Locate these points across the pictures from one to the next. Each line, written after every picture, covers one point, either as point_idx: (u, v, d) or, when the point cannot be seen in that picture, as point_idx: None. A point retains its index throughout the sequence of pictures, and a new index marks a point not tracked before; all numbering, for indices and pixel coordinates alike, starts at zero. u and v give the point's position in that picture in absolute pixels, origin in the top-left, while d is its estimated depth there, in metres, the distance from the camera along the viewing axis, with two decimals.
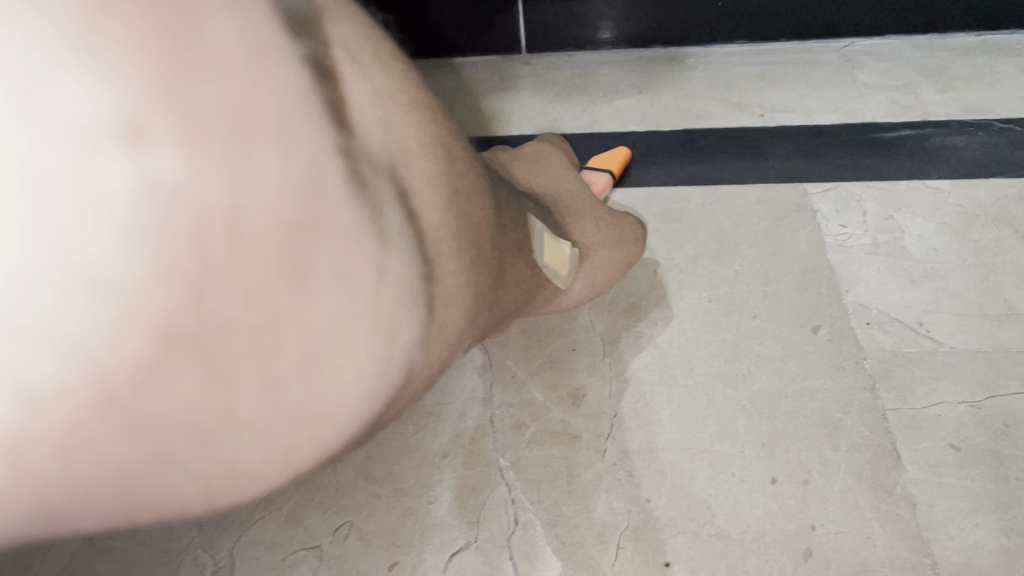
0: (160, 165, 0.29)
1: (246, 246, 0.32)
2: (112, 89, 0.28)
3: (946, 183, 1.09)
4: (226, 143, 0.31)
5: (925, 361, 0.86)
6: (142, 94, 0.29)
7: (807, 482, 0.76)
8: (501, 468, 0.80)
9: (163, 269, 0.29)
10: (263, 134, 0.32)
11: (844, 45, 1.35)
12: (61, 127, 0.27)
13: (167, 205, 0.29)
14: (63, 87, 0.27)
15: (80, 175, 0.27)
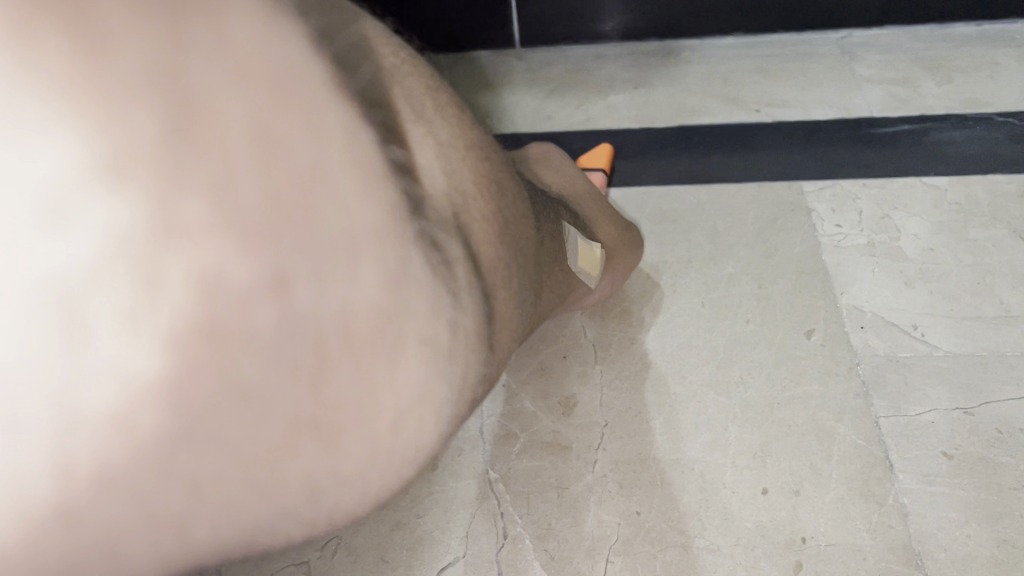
0: (268, 264, 0.29)
1: (350, 327, 0.32)
2: (220, 195, 0.28)
3: (944, 180, 1.08)
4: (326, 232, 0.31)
5: (920, 366, 0.85)
6: (247, 195, 0.29)
7: (798, 493, 0.76)
8: (491, 481, 0.80)
9: (273, 360, 0.29)
10: (358, 217, 0.32)
11: (842, 37, 1.33)
12: (179, 237, 0.27)
13: (274, 301, 0.29)
14: (182, 199, 0.27)
15: (198, 283, 0.27)
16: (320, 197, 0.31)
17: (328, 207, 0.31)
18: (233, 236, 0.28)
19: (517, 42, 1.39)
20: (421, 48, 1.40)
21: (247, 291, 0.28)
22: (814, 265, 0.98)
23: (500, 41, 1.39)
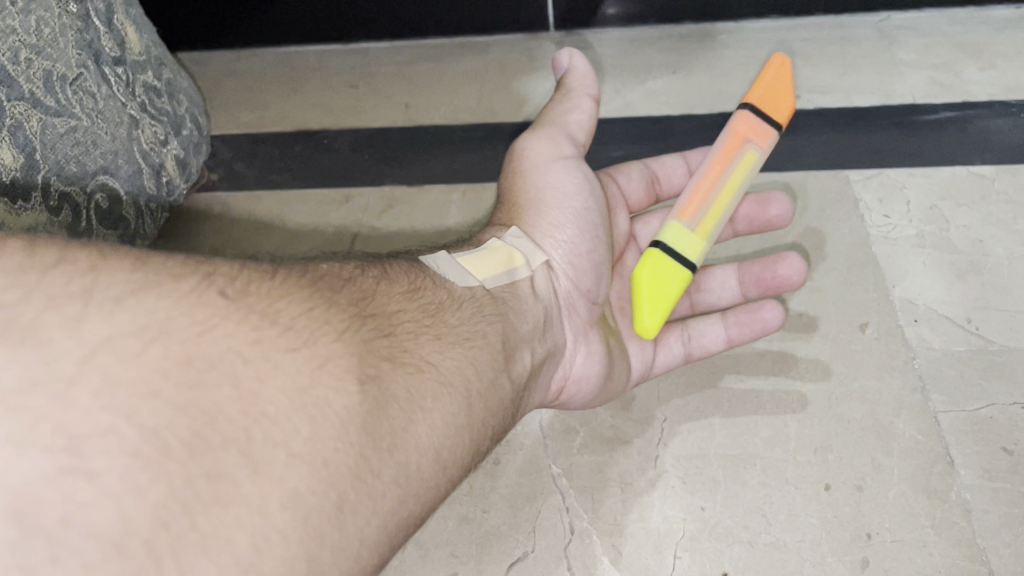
0: (120, 423, 0.34)
1: (215, 435, 0.36)
2: (75, 396, 0.33)
3: (990, 169, 1.07)
4: (180, 376, 0.36)
5: (976, 361, 0.85)
6: (105, 387, 0.34)
7: (860, 489, 0.77)
8: (554, 475, 0.81)
9: (145, 480, 0.33)
10: (210, 356, 0.38)
11: (879, 20, 1.30)
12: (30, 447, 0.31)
13: (130, 449, 0.33)
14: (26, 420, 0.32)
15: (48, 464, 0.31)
16: (174, 359, 0.37)
17: (182, 366, 0.37)
18: (102, 410, 0.33)
19: (550, 25, 1.36)
20: (452, 31, 1.37)
21: (109, 448, 0.33)
22: (863, 257, 0.97)
23: (533, 24, 1.36)
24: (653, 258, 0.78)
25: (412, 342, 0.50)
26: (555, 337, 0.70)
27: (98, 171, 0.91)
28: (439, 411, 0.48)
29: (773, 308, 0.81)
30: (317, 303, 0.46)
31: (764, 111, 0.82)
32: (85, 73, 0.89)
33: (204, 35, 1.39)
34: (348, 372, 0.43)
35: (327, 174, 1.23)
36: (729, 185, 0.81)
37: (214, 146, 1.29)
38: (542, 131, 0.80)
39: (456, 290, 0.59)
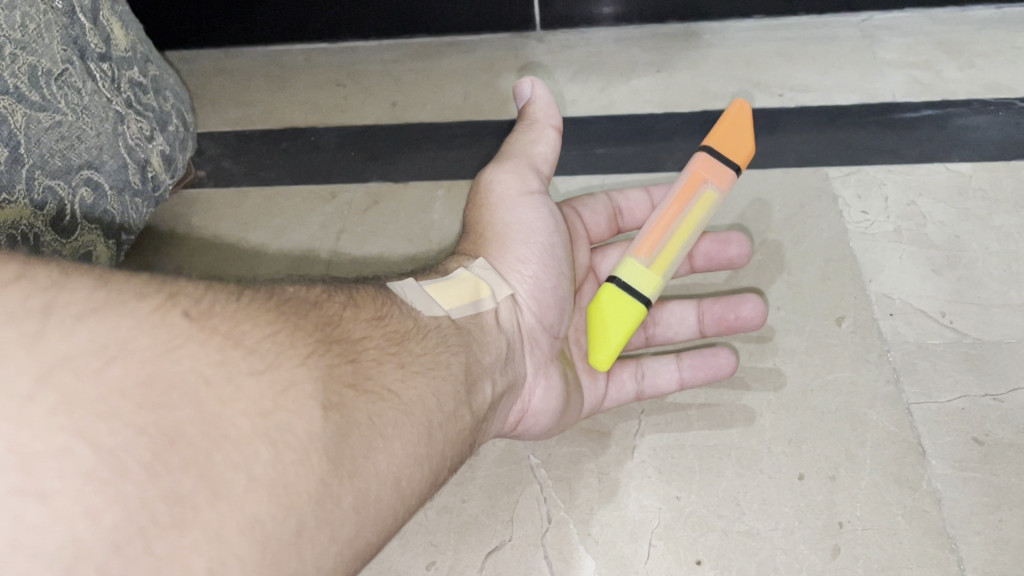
0: (80, 444, 0.36)
1: (174, 458, 0.38)
2: (39, 414, 0.36)
3: (968, 166, 1.08)
4: (143, 400, 0.39)
5: (949, 353, 0.87)
6: (68, 406, 0.36)
7: (833, 478, 0.78)
8: (532, 466, 0.82)
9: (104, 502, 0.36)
10: (173, 379, 0.40)
11: (862, 20, 1.32)
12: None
13: (89, 470, 0.36)
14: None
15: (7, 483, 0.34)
16: (138, 381, 0.39)
17: (145, 389, 0.39)
18: (64, 431, 0.36)
19: (536, 24, 1.37)
20: (439, 30, 1.38)
21: (69, 468, 0.35)
22: (841, 252, 0.99)
23: (519, 23, 1.37)
24: (610, 292, 0.80)
25: (377, 369, 0.52)
26: (516, 371, 0.71)
27: (82, 165, 0.92)
28: (401, 437, 0.51)
29: (723, 356, 0.84)
30: (284, 328, 0.48)
31: (725, 153, 0.83)
32: (70, 69, 0.90)
33: (193, 34, 1.40)
34: (313, 399, 0.46)
35: (314, 170, 1.24)
36: (684, 227, 0.82)
37: (202, 144, 1.30)
38: (508, 164, 0.81)
39: (424, 318, 0.61)
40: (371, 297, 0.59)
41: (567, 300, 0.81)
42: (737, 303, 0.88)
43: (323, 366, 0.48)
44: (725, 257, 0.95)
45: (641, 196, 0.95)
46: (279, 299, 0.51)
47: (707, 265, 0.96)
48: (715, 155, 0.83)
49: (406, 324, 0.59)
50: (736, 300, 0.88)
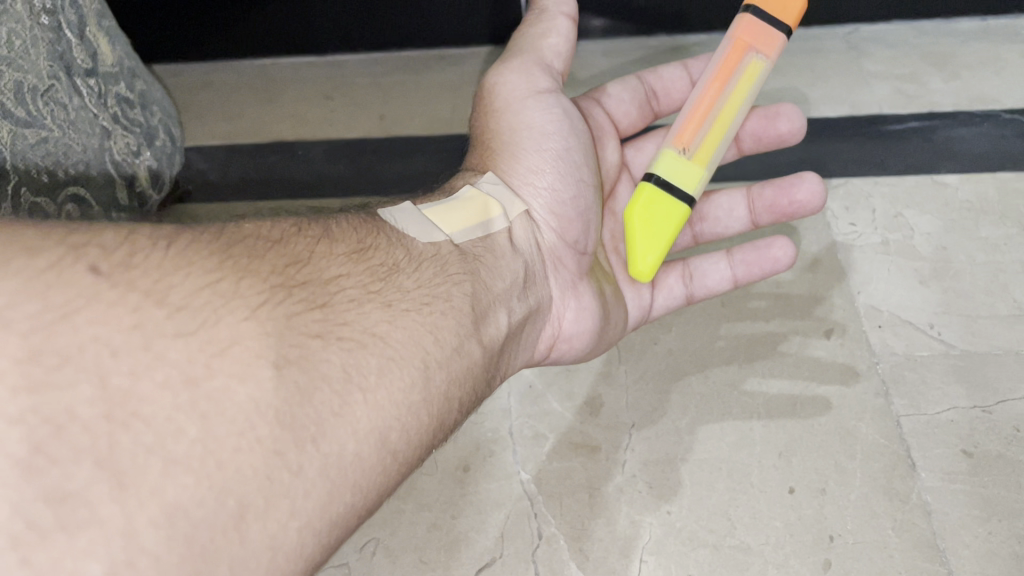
0: None
1: (67, 447, 0.31)
2: None
3: (953, 178, 1.09)
4: (29, 377, 0.31)
5: (937, 365, 0.87)
6: None
7: (824, 491, 0.78)
8: (522, 481, 0.82)
9: None
10: (72, 345, 0.33)
11: (849, 32, 1.32)
12: None
13: None
14: None
15: None
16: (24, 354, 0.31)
17: (31, 362, 0.31)
18: None
19: None
20: (427, 43, 1.37)
21: None
22: (828, 265, 0.99)
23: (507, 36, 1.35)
24: (648, 193, 0.71)
25: (354, 313, 0.44)
26: (536, 294, 0.62)
27: (70, 182, 0.91)
28: (387, 386, 0.43)
29: (783, 244, 0.76)
30: (229, 276, 0.39)
31: (769, 11, 0.72)
32: (56, 85, 0.90)
33: (180, 47, 1.39)
34: (261, 358, 0.37)
35: (300, 184, 1.25)
36: (729, 106, 0.72)
37: (189, 157, 1.29)
38: (517, 63, 0.72)
39: (415, 248, 0.53)
40: (356, 233, 0.50)
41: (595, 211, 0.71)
42: (792, 184, 0.77)
43: (278, 316, 0.39)
44: (776, 136, 0.80)
45: (677, 73, 0.83)
46: (226, 238, 0.43)
47: (756, 146, 0.82)
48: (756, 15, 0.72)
49: (396, 257, 0.51)
50: (793, 181, 0.76)
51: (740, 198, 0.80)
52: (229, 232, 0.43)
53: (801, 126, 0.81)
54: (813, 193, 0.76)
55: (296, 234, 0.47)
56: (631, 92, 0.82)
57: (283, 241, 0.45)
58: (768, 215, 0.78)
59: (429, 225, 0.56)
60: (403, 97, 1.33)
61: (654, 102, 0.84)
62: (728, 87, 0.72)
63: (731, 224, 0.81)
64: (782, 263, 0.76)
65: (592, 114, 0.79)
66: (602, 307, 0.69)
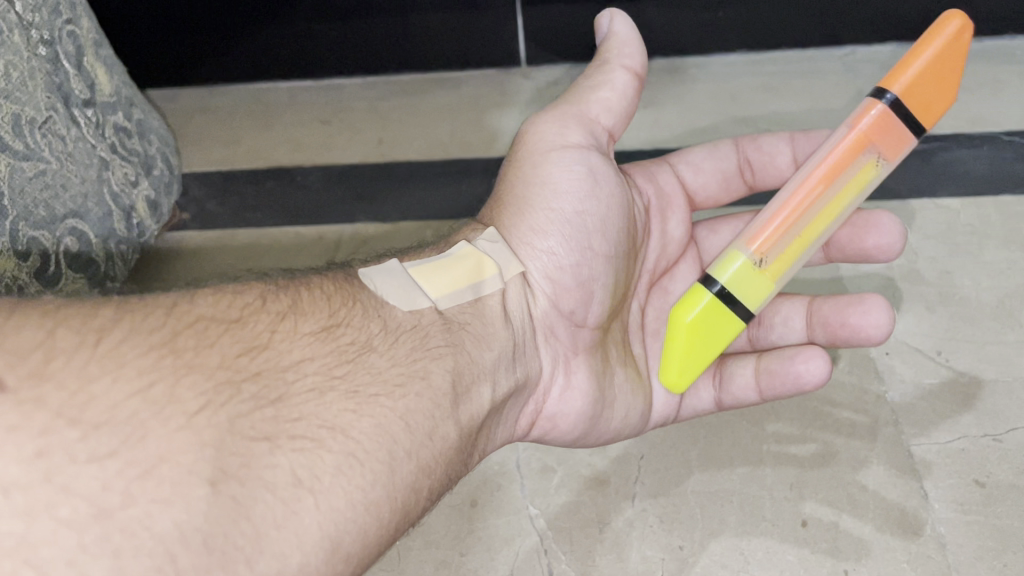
0: None
1: None
2: None
3: (956, 202, 1.07)
4: None
5: (947, 394, 0.86)
6: None
7: (836, 525, 0.77)
8: (530, 516, 0.81)
9: None
10: None
11: (845, 53, 1.30)
12: None
13: None
14: None
15: None
16: None
17: None
18: None
19: (523, 61, 1.35)
20: (423, 67, 1.37)
21: None
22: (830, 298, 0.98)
23: (506, 59, 1.35)
24: (708, 304, 0.66)
25: (314, 405, 0.43)
26: (524, 369, 0.60)
27: (68, 215, 0.90)
28: (343, 485, 0.41)
29: (813, 358, 0.65)
30: (164, 377, 0.39)
31: (907, 112, 0.64)
32: (55, 116, 0.89)
33: (176, 73, 1.38)
34: (194, 475, 0.37)
35: (298, 212, 1.22)
36: (825, 213, 0.66)
37: (186, 185, 1.28)
38: (555, 113, 0.70)
39: (393, 318, 0.51)
40: (325, 302, 0.49)
41: (609, 283, 0.67)
42: (852, 305, 0.67)
43: (219, 421, 0.39)
44: (861, 251, 0.73)
45: (778, 146, 0.77)
46: (173, 322, 0.42)
47: (844, 256, 0.75)
48: (891, 113, 0.64)
49: (371, 331, 0.49)
50: (854, 304, 0.67)
51: (801, 308, 0.72)
52: (178, 312, 0.42)
53: (894, 248, 0.73)
54: (876, 325, 0.65)
55: (257, 309, 0.46)
56: (715, 162, 0.79)
57: (239, 322, 0.44)
58: (823, 335, 0.70)
59: (414, 289, 0.54)
60: (402, 123, 1.32)
61: (748, 174, 0.79)
62: (835, 189, 0.66)
63: (785, 336, 0.73)
64: (815, 382, 0.66)
65: (660, 180, 0.77)
66: (597, 388, 0.66)
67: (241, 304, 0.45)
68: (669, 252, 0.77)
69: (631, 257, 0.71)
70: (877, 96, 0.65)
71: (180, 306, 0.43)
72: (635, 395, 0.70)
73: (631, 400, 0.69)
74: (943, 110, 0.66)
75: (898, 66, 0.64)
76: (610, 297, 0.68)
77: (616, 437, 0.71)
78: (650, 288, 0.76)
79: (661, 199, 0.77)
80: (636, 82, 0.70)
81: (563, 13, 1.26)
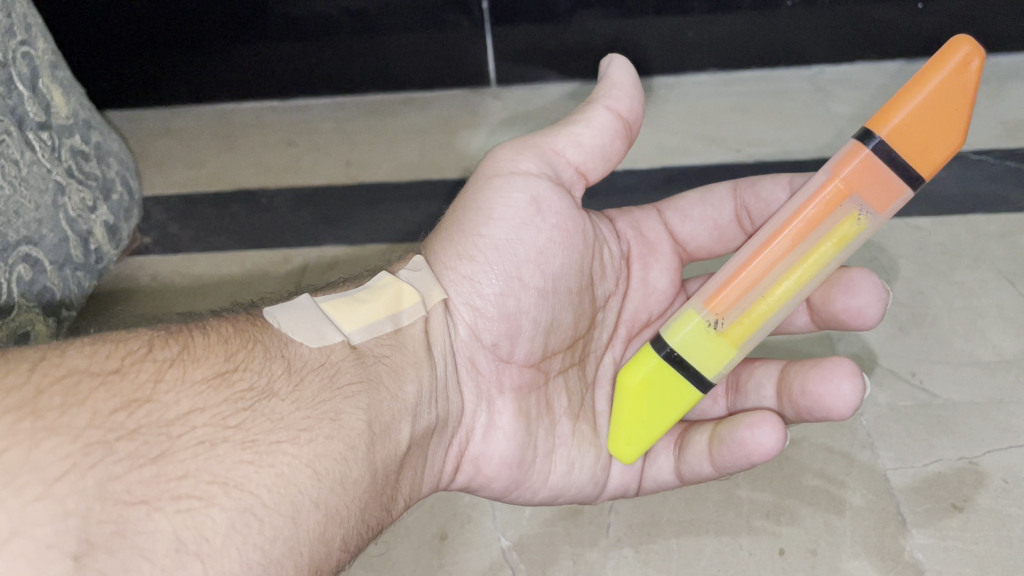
0: None
1: None
2: None
3: (927, 221, 1.05)
4: None
5: (922, 416, 0.85)
6: None
7: (815, 552, 0.76)
8: (503, 549, 0.79)
9: None
10: None
11: (814, 73, 1.29)
12: None
13: None
14: None
15: None
16: None
17: None
18: None
19: (492, 79, 1.33)
20: (391, 86, 1.34)
21: None
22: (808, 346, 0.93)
23: (474, 78, 1.33)
24: (651, 367, 0.64)
25: (204, 459, 0.40)
26: (445, 407, 0.59)
27: (19, 242, 0.86)
28: (237, 545, 0.39)
29: (762, 426, 0.58)
30: (20, 441, 0.36)
31: (895, 158, 0.57)
32: (8, 140, 0.86)
33: (137, 94, 1.35)
34: (55, 550, 0.34)
35: (263, 236, 1.19)
36: (798, 272, 0.61)
37: (147, 208, 1.25)
38: (515, 142, 0.68)
39: (299, 357, 0.49)
40: (222, 343, 0.47)
41: (544, 320, 0.64)
42: (817, 369, 0.60)
43: (86, 487, 0.36)
44: (833, 313, 0.67)
45: (773, 192, 0.72)
46: (38, 379, 0.39)
47: (824, 317, 0.68)
48: (876, 159, 0.58)
49: (274, 373, 0.47)
50: (819, 369, 0.59)
51: (773, 374, 0.66)
52: (45, 365, 0.40)
53: (869, 314, 0.65)
54: (840, 395, 0.58)
55: (148, 356, 0.43)
56: (705, 210, 0.76)
57: (116, 372, 0.41)
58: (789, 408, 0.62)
59: (323, 324, 0.52)
60: (369, 143, 1.30)
61: (745, 221, 0.75)
62: (806, 246, 0.61)
63: (759, 405, 0.66)
64: (765, 452, 0.58)
65: (644, 228, 0.77)
66: (523, 430, 0.64)
67: (124, 351, 0.43)
68: (651, 303, 0.75)
69: (587, 297, 0.68)
70: (863, 139, 0.59)
71: (56, 359, 0.40)
72: (582, 449, 0.67)
73: (576, 451, 0.67)
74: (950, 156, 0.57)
75: (889, 106, 0.57)
76: (544, 334, 0.65)
77: (564, 493, 0.68)
78: (627, 339, 0.74)
79: (643, 247, 0.76)
80: (619, 125, 0.68)
81: (532, 33, 1.25)
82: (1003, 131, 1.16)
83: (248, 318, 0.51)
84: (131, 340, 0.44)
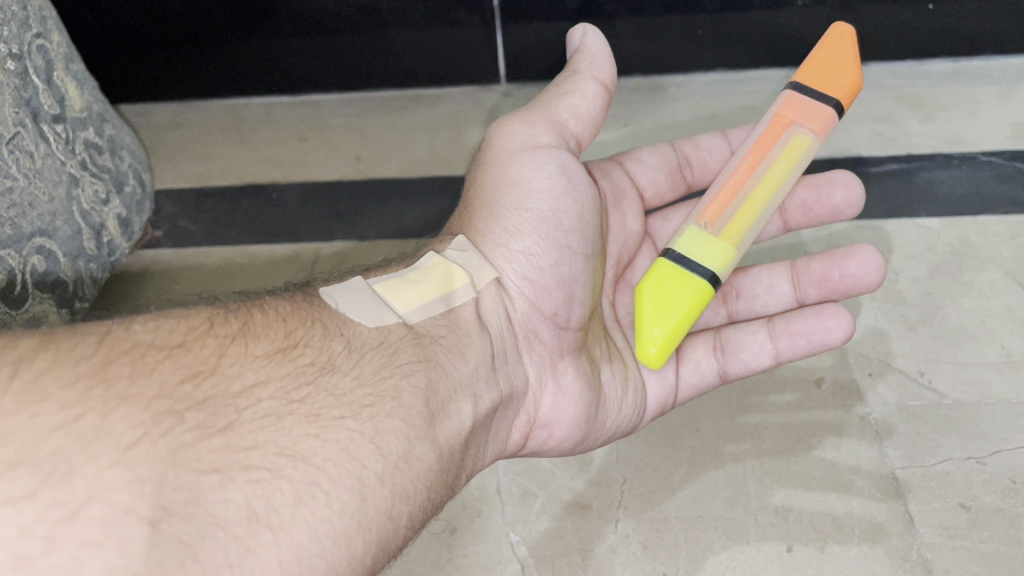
0: None
1: None
2: None
3: (937, 221, 1.05)
4: None
5: (931, 416, 0.85)
6: None
7: (823, 549, 0.76)
8: (512, 543, 0.79)
9: None
10: None
11: None
12: None
13: None
14: None
15: None
16: None
17: None
18: None
19: (502, 76, 1.34)
20: (399, 83, 1.35)
21: None
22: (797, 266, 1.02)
23: (485, 76, 1.33)
24: (661, 266, 0.68)
25: (271, 431, 0.41)
26: (507, 379, 0.60)
27: (35, 233, 0.87)
28: (308, 519, 0.40)
29: (840, 315, 0.70)
30: (95, 408, 0.37)
31: (811, 92, 0.73)
32: (23, 132, 0.87)
33: (148, 87, 1.35)
34: (132, 515, 0.35)
35: (273, 231, 1.20)
36: (767, 179, 0.72)
37: (159, 202, 1.25)
38: (524, 115, 0.72)
39: (358, 337, 0.50)
40: (271, 320, 0.48)
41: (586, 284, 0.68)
42: (843, 259, 0.73)
43: (158, 454, 0.37)
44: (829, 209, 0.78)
45: (714, 142, 0.82)
46: (106, 351, 0.40)
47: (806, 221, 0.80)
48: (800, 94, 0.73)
49: (331, 347, 0.48)
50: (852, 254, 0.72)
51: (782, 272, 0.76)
52: (112, 339, 0.41)
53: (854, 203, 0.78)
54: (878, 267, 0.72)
55: (200, 332, 0.44)
56: (659, 159, 0.81)
57: (178, 347, 0.42)
58: (815, 289, 0.74)
59: (379, 307, 0.53)
60: (378, 139, 1.30)
61: (687, 172, 0.82)
62: (765, 163, 0.72)
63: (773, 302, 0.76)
64: (841, 335, 0.69)
65: (615, 178, 0.78)
66: (587, 391, 0.65)
67: (178, 327, 0.44)
68: (629, 245, 0.78)
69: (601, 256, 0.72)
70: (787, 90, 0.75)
71: (115, 334, 0.41)
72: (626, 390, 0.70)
73: (620, 390, 0.70)
74: (854, 86, 0.73)
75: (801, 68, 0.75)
76: (587, 297, 0.68)
77: (614, 431, 0.71)
78: (616, 284, 0.76)
79: (615, 195, 0.77)
80: (603, 94, 0.73)
81: (543, 31, 1.25)
82: (1011, 133, 1.16)
83: (306, 298, 0.52)
84: (186, 316, 0.45)
